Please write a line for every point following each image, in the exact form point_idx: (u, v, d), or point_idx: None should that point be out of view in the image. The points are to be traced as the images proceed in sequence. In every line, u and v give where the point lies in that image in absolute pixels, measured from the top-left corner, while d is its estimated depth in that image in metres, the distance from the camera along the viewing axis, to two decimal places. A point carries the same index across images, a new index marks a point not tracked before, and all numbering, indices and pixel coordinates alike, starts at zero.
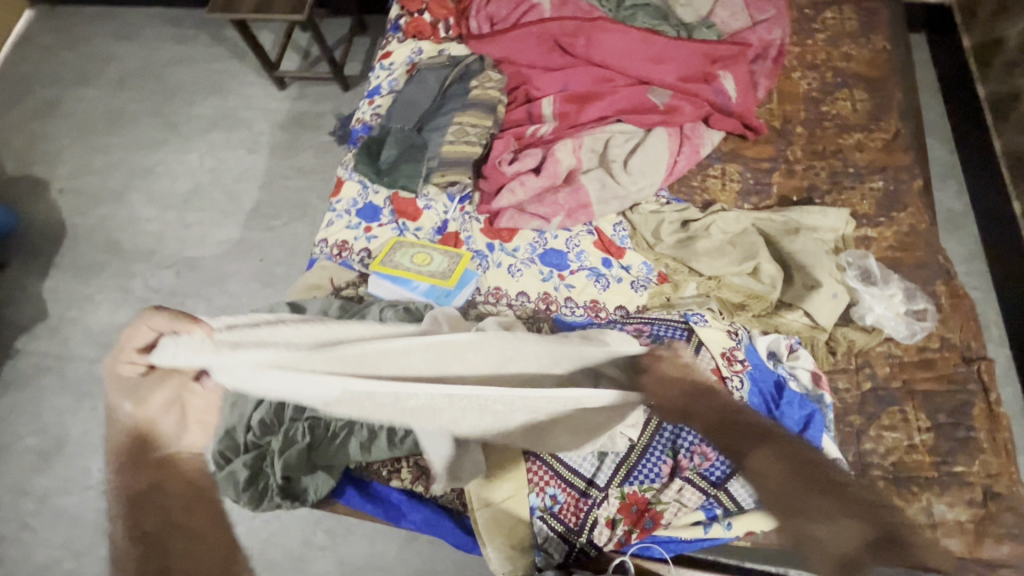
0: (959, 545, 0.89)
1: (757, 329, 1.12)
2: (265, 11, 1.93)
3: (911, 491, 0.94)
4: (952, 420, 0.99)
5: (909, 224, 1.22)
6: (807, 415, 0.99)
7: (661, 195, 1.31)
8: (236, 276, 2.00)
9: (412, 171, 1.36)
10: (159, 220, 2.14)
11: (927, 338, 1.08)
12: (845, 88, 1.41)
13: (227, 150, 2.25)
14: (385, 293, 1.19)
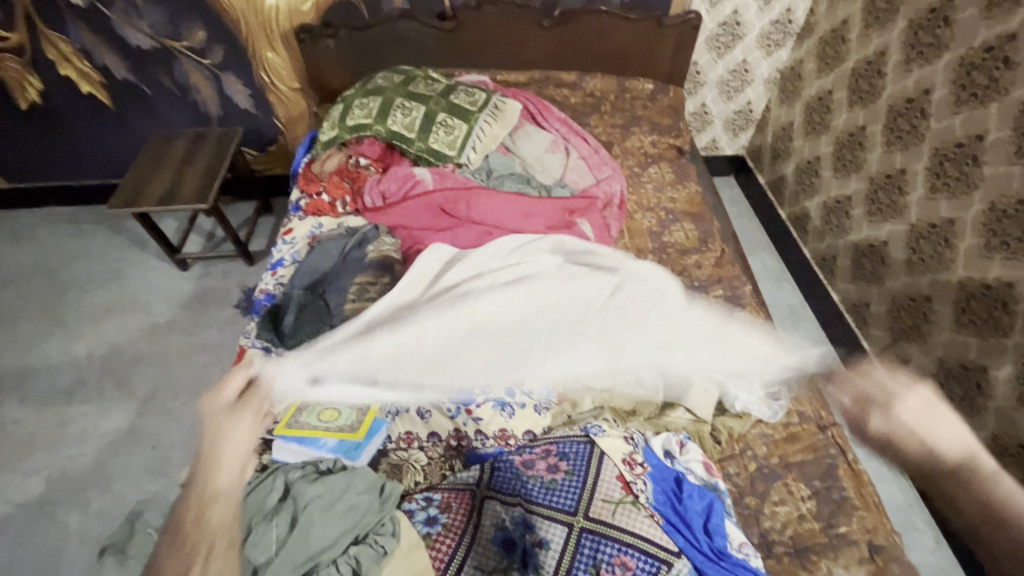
0: None
1: (651, 431, 1.22)
2: (168, 203, 2.05)
3: (812, 560, 1.02)
4: (826, 484, 1.12)
5: (750, 320, 1.47)
6: (708, 504, 1.07)
7: None
8: (123, 471, 1.81)
9: (314, 331, 1.40)
10: (32, 421, 1.94)
11: (788, 414, 1.24)
12: (677, 222, 1.76)
13: (120, 336, 2.18)
14: (293, 457, 1.17)
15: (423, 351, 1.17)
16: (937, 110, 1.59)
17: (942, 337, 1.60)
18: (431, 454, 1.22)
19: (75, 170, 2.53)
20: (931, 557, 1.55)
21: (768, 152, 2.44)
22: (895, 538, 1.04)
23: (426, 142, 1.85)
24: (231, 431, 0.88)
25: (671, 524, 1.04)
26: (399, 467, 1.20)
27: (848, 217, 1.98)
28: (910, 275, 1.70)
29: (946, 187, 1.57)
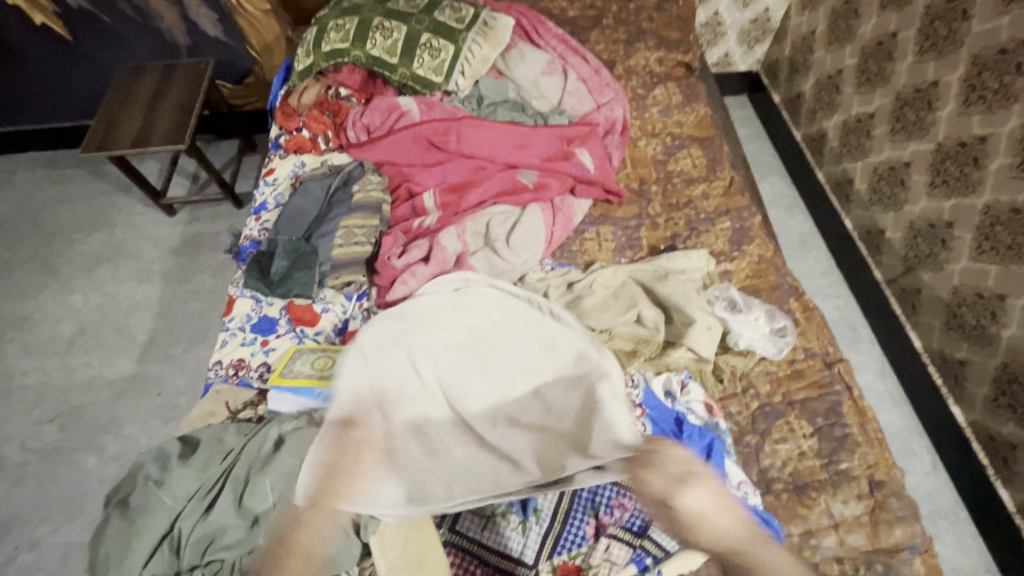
0: (860, 539, 0.96)
1: (652, 372, 1.19)
2: (142, 145, 1.94)
3: (810, 496, 1.01)
4: (829, 422, 1.09)
5: (758, 254, 1.40)
6: (708, 444, 1.06)
7: (545, 263, 1.42)
8: (132, 416, 1.84)
9: (305, 279, 1.38)
10: (37, 371, 1.96)
11: (793, 351, 1.20)
12: (683, 148, 1.64)
13: (114, 284, 2.15)
14: (288, 407, 1.16)
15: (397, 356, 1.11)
16: (981, 10, 1.41)
17: (959, 265, 1.53)
18: None
19: (43, 110, 2.38)
20: (927, 481, 1.57)
21: (785, 66, 2.24)
22: (896, 472, 1.03)
23: (410, 68, 1.69)
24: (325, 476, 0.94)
25: None
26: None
27: (869, 137, 1.84)
28: (931, 199, 1.60)
29: (982, 101, 1.42)
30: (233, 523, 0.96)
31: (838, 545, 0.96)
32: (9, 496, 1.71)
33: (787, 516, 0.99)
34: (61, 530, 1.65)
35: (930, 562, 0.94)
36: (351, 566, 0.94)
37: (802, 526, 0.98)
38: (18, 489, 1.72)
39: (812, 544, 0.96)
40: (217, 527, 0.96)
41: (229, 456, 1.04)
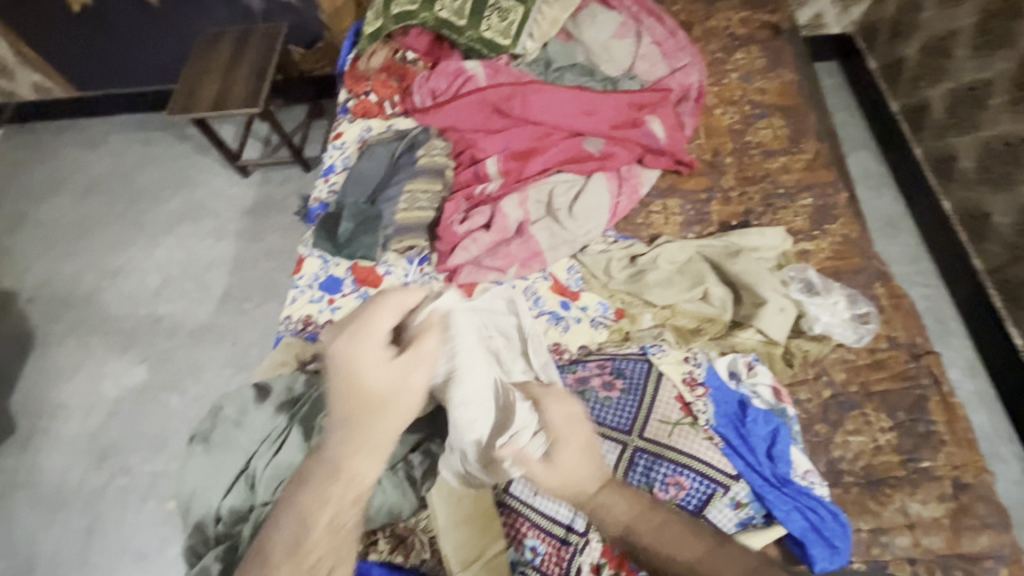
0: (937, 542, 0.90)
1: (716, 352, 1.15)
2: (222, 108, 2.03)
3: (884, 493, 0.95)
4: (911, 416, 1.02)
5: (841, 234, 1.30)
6: (773, 430, 1.01)
7: (608, 234, 1.38)
8: (209, 363, 1.99)
9: (370, 241, 1.41)
10: (130, 316, 2.15)
11: (875, 339, 1.12)
12: (764, 118, 1.53)
13: (195, 240, 2.30)
14: None
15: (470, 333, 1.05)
16: None
17: None
18: None
19: (134, 74, 2.54)
20: (1015, 489, 1.44)
21: (886, 28, 2.02)
22: (986, 476, 0.95)
23: (478, 31, 1.66)
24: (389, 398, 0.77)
25: (731, 448, 0.99)
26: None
27: (982, 108, 1.64)
28: None
29: None
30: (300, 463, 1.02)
31: (910, 546, 0.90)
32: (107, 427, 1.91)
33: (857, 510, 0.94)
34: (150, 461, 1.83)
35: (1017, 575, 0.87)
36: (409, 515, 0.99)
37: (872, 522, 0.93)
38: (115, 421, 1.92)
39: (882, 542, 0.91)
40: (287, 466, 1.02)
41: (296, 404, 1.09)
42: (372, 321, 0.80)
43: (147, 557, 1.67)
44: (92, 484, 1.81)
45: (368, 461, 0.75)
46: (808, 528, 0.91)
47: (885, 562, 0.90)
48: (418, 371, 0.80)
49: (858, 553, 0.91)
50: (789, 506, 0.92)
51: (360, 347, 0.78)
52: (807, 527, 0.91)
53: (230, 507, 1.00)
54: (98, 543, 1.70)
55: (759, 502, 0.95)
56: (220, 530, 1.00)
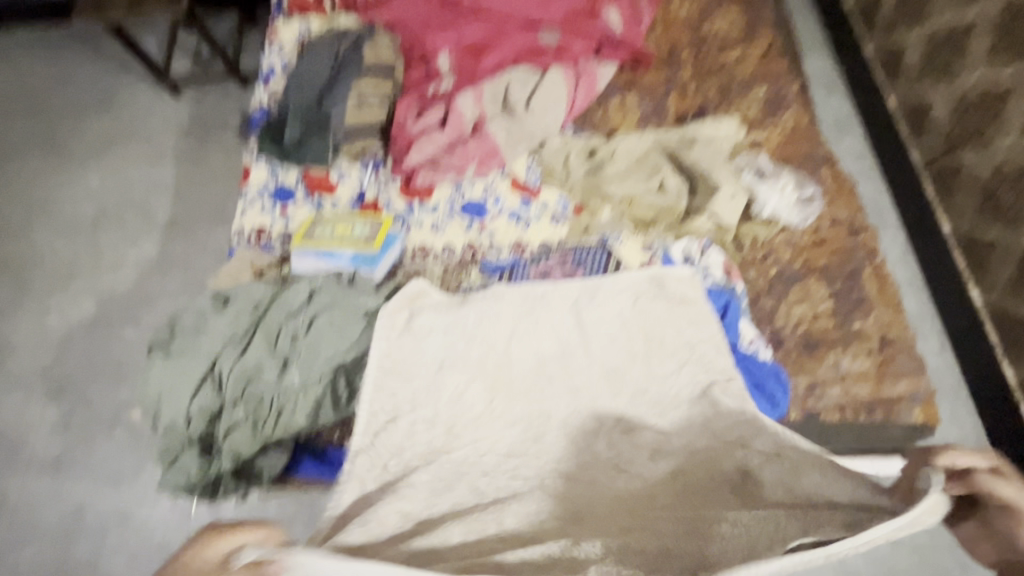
0: (864, 390, 0.99)
1: (672, 238, 1.18)
2: (137, 10, 1.82)
3: (820, 352, 1.03)
4: (847, 285, 1.09)
5: (793, 122, 1.33)
6: (725, 303, 1.07)
7: (566, 130, 1.36)
8: (163, 292, 1.92)
9: (319, 146, 1.35)
10: (68, 249, 2.02)
11: (819, 219, 1.17)
12: (722, 7, 1.49)
13: (129, 166, 2.14)
14: (313, 268, 1.21)
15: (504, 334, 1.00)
16: None
17: (1006, 140, 1.44)
18: (444, 263, 1.21)
19: None
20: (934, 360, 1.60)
21: None
22: (908, 332, 1.03)
23: None
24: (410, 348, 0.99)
25: None
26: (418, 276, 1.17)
27: None
28: (991, 67, 1.46)
29: None
30: (268, 362, 1.02)
31: (841, 395, 0.99)
32: (60, 361, 1.85)
33: (796, 368, 1.03)
34: (112, 392, 1.79)
35: (929, 411, 0.97)
36: None
37: (809, 377, 1.01)
38: (68, 355, 1.85)
39: (816, 393, 1.00)
40: (254, 365, 1.01)
41: (260, 308, 1.08)
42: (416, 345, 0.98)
43: (122, 482, 1.69)
44: (53, 417, 1.78)
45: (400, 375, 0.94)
46: (752, 386, 1.00)
47: (818, 410, 0.99)
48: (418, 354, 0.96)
49: (795, 405, 1.00)
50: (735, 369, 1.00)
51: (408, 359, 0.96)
52: (751, 386, 1.00)
53: (200, 408, 1.00)
54: (68, 472, 1.70)
55: None
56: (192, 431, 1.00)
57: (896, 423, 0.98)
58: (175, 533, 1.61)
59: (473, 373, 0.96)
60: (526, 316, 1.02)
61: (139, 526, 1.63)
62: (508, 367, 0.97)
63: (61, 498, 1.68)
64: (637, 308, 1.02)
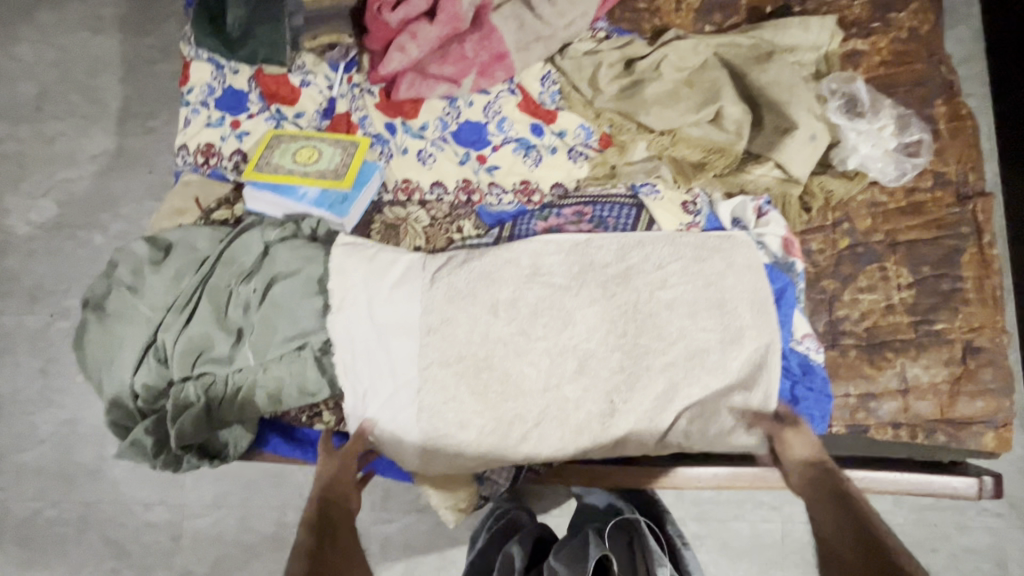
0: (928, 407, 0.82)
1: (720, 193, 0.93)
2: None
3: (885, 357, 0.84)
4: (937, 272, 0.86)
5: (909, 26, 0.97)
6: (779, 290, 0.85)
7: (598, 26, 1.02)
8: (127, 195, 1.71)
9: (273, 35, 1.05)
10: (12, 136, 1.75)
11: (919, 176, 0.90)
12: None
13: (64, 32, 1.78)
14: (271, 209, 0.98)
15: (497, 292, 0.83)
16: None
17: None
18: (432, 210, 0.97)
19: None
20: None
21: None
22: (1002, 339, 0.83)
23: None
24: (396, 308, 0.83)
25: None
26: (394, 228, 0.94)
27: None
28: None
29: None
30: (218, 335, 0.85)
31: (899, 411, 0.82)
32: (26, 268, 1.69)
33: (849, 375, 0.84)
34: None
35: (1003, 437, 0.81)
36: None
37: (864, 387, 0.84)
38: (33, 261, 1.69)
39: (869, 407, 0.83)
40: (203, 338, 0.85)
41: (204, 264, 0.89)
42: (393, 302, 0.83)
43: None
44: (29, 328, 1.67)
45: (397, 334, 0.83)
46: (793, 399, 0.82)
47: (867, 426, 0.83)
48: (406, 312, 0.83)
49: (841, 418, 0.83)
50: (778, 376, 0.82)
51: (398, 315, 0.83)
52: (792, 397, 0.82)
53: (145, 384, 0.86)
54: (55, 384, 1.64)
55: None
56: (143, 405, 0.88)
57: (958, 448, 0.82)
58: None
59: (455, 348, 0.81)
60: (520, 272, 0.84)
61: None
62: (495, 338, 0.81)
63: (53, 410, 1.63)
64: (685, 270, 0.83)
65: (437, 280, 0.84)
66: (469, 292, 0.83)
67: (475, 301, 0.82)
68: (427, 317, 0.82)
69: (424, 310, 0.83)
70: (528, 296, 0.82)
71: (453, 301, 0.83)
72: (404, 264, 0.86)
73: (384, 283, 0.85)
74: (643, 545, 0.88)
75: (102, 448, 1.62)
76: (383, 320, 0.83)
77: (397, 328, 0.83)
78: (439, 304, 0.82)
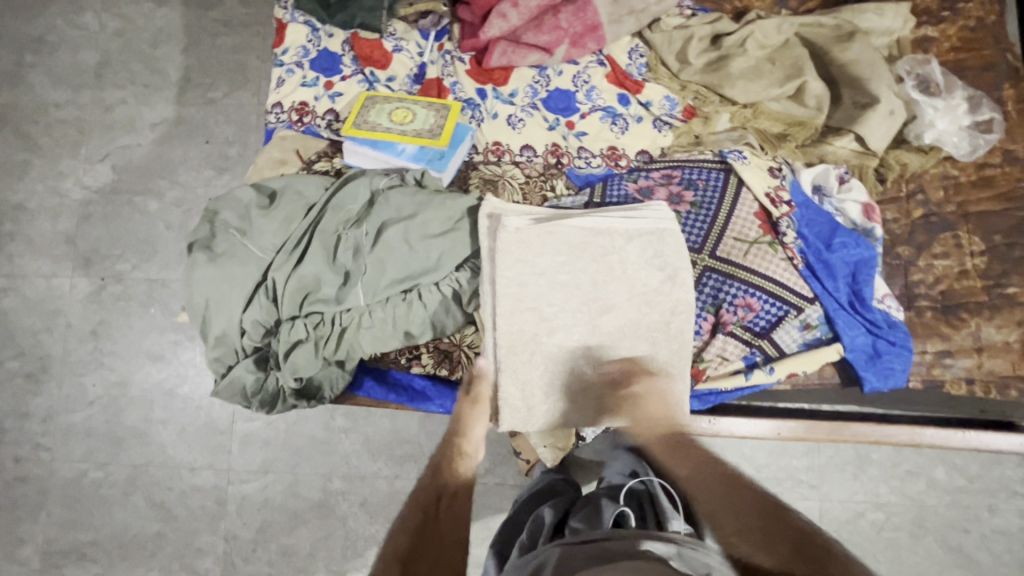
0: (1000, 365, 0.87)
1: (801, 162, 0.98)
2: None
3: (959, 317, 0.89)
4: (1008, 241, 0.92)
5: (976, 16, 1.03)
6: (861, 255, 0.90)
7: (685, 4, 1.08)
8: (185, 163, 1.75)
9: (371, 2, 1.10)
10: (72, 103, 1.79)
11: (989, 153, 0.96)
12: None
13: (127, 5, 1.85)
14: (370, 164, 1.02)
15: (616, 249, 0.85)
16: None
17: None
18: (525, 169, 1.01)
19: None
20: None
21: None
22: None
23: None
24: (538, 249, 0.83)
25: (810, 271, 0.90)
26: (494, 183, 0.99)
27: None
28: None
29: None
30: (328, 277, 0.89)
31: (973, 367, 0.88)
32: (82, 231, 1.72)
33: (926, 333, 0.89)
34: (142, 268, 1.70)
35: None
36: (455, 331, 0.92)
37: (941, 344, 0.89)
38: (90, 225, 1.72)
39: (945, 363, 0.88)
40: (312, 279, 0.89)
41: (313, 209, 0.92)
42: (534, 242, 0.83)
43: (162, 359, 1.66)
44: (83, 289, 1.69)
45: (539, 273, 0.83)
46: (868, 351, 0.88)
47: (942, 381, 0.88)
48: (547, 255, 0.83)
49: (917, 373, 0.89)
50: (858, 330, 0.88)
51: (540, 258, 0.83)
52: (867, 350, 0.88)
53: (254, 321, 0.89)
54: (106, 345, 1.66)
55: (828, 324, 0.89)
56: (247, 343, 0.91)
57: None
58: (220, 411, 1.62)
59: (588, 296, 0.83)
60: (633, 235, 0.86)
61: (183, 404, 1.63)
62: (617, 293, 0.84)
63: (103, 371, 1.65)
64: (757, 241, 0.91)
65: (573, 230, 0.84)
66: (592, 245, 0.84)
67: (599, 255, 0.84)
68: (567, 259, 0.84)
69: (564, 254, 0.84)
70: (642, 255, 0.85)
71: (582, 249, 0.84)
72: (561, 238, 0.84)
73: (542, 257, 0.83)
74: (656, 508, 0.93)
75: (151, 411, 1.63)
76: (526, 262, 0.83)
77: (540, 267, 0.83)
78: (571, 251, 0.84)
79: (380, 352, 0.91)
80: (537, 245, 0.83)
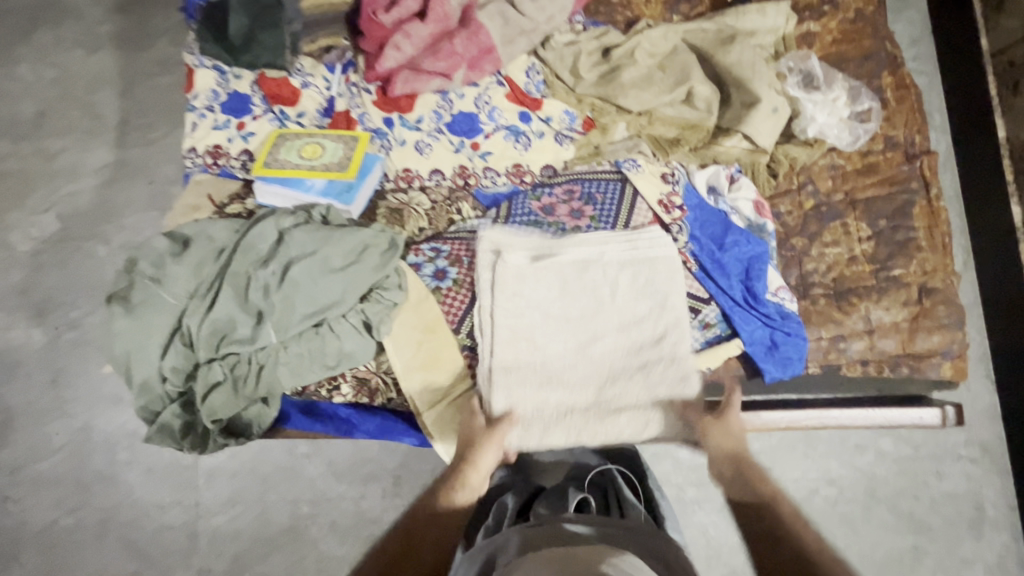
0: (891, 344, 0.91)
1: (695, 165, 1.02)
2: None
3: (850, 302, 0.93)
4: (893, 224, 0.95)
5: (855, 7, 1.07)
6: (754, 252, 0.94)
7: (576, 20, 1.12)
8: (131, 207, 1.76)
9: (274, 41, 1.13)
10: (13, 155, 1.80)
11: (871, 140, 1.00)
12: None
13: (61, 53, 1.86)
14: (282, 203, 1.05)
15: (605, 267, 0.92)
16: None
17: None
18: (433, 193, 1.05)
19: None
20: None
21: None
22: (953, 280, 0.92)
23: None
24: (522, 273, 0.91)
25: (705, 272, 0.94)
26: (399, 212, 1.02)
27: None
28: None
29: None
30: (240, 317, 0.91)
31: (866, 349, 0.91)
32: (36, 281, 1.74)
33: (821, 320, 0.93)
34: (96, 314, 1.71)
35: (959, 366, 0.90)
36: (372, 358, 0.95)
37: (835, 330, 0.92)
38: (43, 275, 1.74)
39: (840, 347, 0.92)
40: (226, 321, 0.91)
41: (224, 253, 0.95)
42: (521, 276, 0.91)
43: (123, 401, 1.67)
44: (40, 339, 1.70)
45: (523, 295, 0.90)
46: (766, 344, 0.91)
47: (839, 364, 0.92)
48: (532, 281, 0.91)
49: (814, 359, 0.92)
50: (755, 325, 0.91)
51: (528, 283, 0.91)
52: (766, 343, 0.91)
53: (173, 367, 0.92)
54: (68, 392, 1.67)
55: (726, 321, 0.92)
56: (171, 388, 0.94)
57: (921, 378, 0.91)
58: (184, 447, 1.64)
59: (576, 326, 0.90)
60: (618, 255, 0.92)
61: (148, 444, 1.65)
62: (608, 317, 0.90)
63: (66, 418, 1.66)
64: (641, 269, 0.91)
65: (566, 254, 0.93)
66: (583, 265, 0.92)
67: (592, 275, 0.91)
68: (563, 282, 0.92)
69: (563, 277, 0.92)
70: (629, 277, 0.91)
71: (572, 268, 0.92)
72: (557, 273, 0.92)
73: (536, 289, 0.91)
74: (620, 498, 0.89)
75: (116, 454, 1.65)
76: (517, 280, 0.91)
77: (524, 292, 0.91)
78: (567, 272, 0.92)
79: (301, 385, 0.94)
80: (526, 274, 0.91)
